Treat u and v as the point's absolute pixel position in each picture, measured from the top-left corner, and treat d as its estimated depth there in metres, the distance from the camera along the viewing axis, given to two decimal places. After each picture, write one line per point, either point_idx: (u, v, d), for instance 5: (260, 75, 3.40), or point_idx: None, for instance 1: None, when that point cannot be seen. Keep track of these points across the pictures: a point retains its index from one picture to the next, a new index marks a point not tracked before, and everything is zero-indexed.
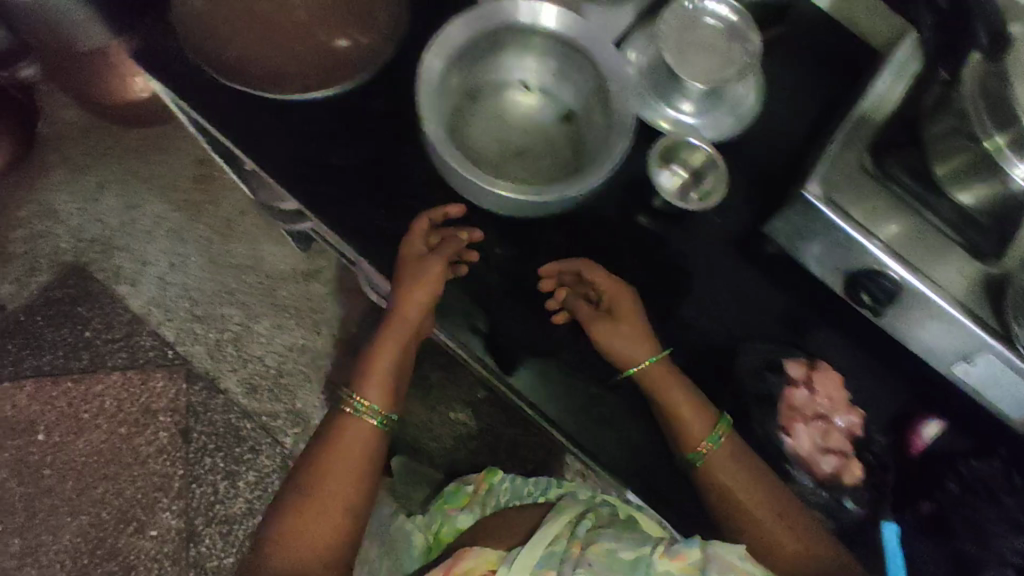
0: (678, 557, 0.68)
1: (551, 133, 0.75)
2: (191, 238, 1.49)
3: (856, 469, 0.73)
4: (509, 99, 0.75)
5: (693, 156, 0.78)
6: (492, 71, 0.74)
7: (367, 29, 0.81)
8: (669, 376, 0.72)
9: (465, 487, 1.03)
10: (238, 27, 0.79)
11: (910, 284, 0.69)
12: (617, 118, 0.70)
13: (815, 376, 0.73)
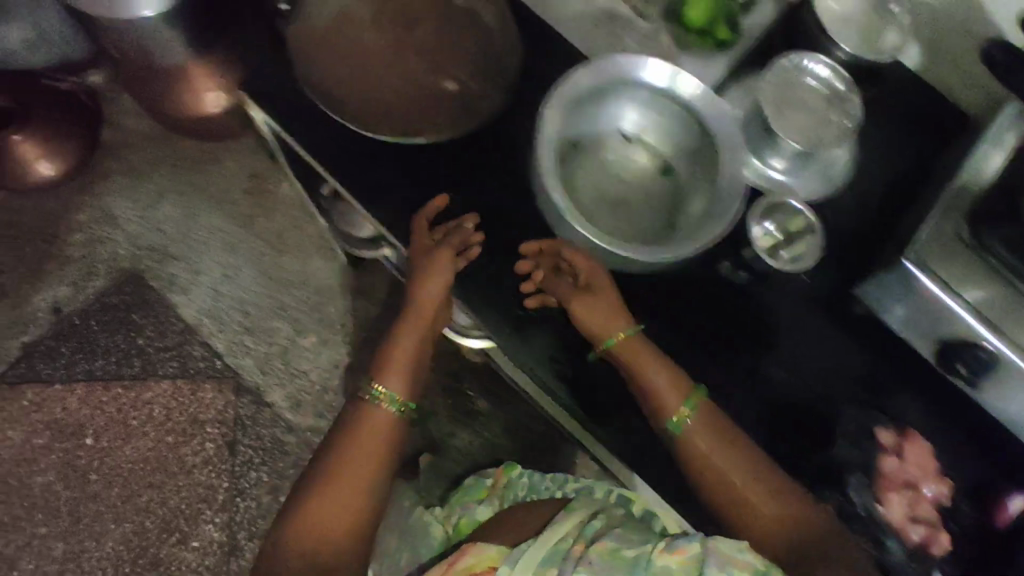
0: (677, 552, 0.67)
1: (652, 186, 0.75)
2: (244, 250, 1.50)
3: (944, 541, 0.71)
4: (610, 151, 0.75)
5: (789, 219, 0.77)
6: (600, 121, 0.74)
7: (477, 77, 0.84)
8: (643, 349, 0.73)
9: (483, 480, 1.03)
10: (360, 70, 0.84)
11: (1008, 356, 0.68)
12: (725, 181, 0.70)
13: (905, 446, 0.73)
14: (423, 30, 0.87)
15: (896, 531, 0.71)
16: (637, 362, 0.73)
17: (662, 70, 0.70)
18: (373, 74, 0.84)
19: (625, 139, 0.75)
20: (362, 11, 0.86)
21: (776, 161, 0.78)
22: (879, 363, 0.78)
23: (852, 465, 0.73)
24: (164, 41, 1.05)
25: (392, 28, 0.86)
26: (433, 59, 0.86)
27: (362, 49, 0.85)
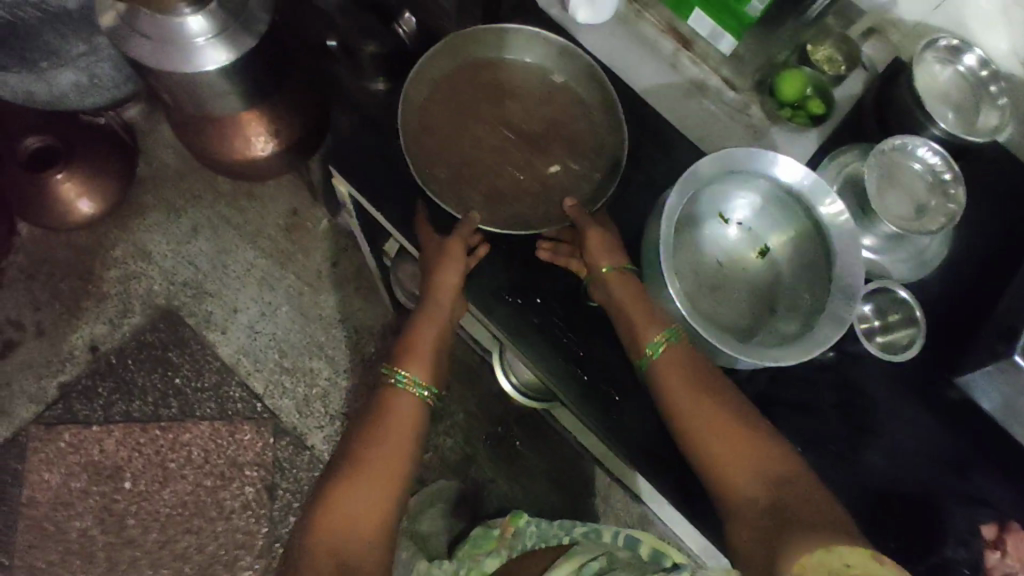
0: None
1: (750, 275, 0.73)
2: (281, 286, 1.45)
3: None
4: (712, 232, 0.73)
5: (890, 303, 0.77)
6: (708, 203, 0.72)
7: (577, 157, 0.82)
8: (635, 291, 0.73)
9: (490, 528, 0.98)
10: (454, 140, 0.82)
11: None
12: (839, 281, 0.67)
13: (1006, 538, 0.70)
14: (520, 105, 0.84)
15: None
16: (618, 290, 0.73)
17: (789, 162, 0.68)
18: (470, 154, 0.82)
19: (728, 221, 0.73)
20: (459, 85, 0.83)
21: (867, 239, 0.76)
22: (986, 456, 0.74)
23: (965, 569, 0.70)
24: (215, 82, 1.02)
25: (489, 103, 0.84)
26: (532, 137, 0.83)
27: (459, 125, 0.82)
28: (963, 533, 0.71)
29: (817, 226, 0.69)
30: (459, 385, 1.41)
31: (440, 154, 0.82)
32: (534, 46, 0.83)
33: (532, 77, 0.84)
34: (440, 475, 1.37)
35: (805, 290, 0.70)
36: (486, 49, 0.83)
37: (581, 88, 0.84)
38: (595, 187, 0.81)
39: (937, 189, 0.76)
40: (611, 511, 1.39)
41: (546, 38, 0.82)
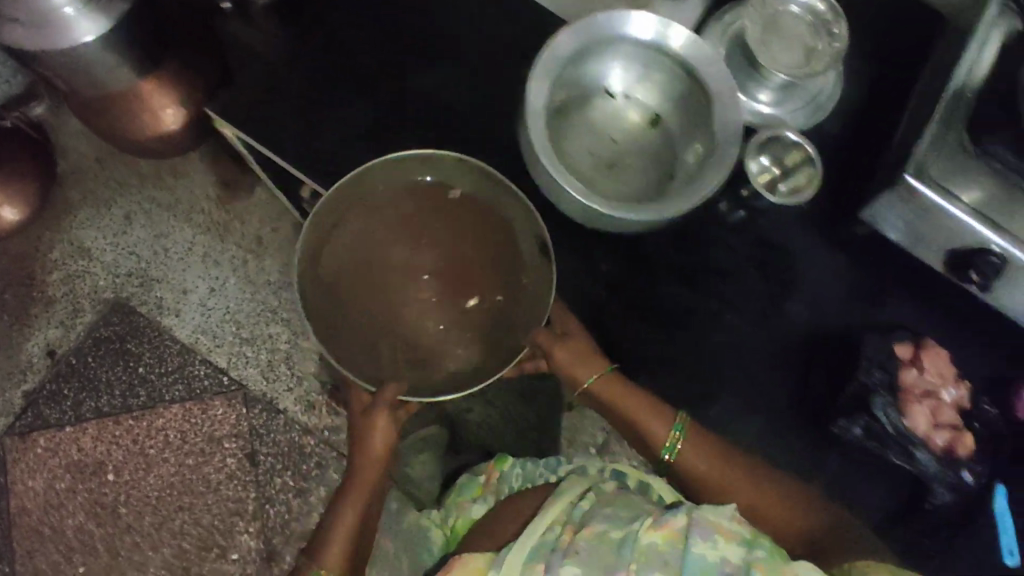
0: (665, 528, 0.82)
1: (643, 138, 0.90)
2: (224, 260, 1.44)
3: (967, 440, 0.91)
4: (601, 116, 0.90)
5: (791, 155, 0.88)
6: (585, 87, 0.88)
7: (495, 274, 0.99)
8: (616, 389, 0.96)
9: (477, 474, 1.13)
10: (390, 289, 0.97)
11: (1003, 246, 0.81)
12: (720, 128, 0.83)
13: (922, 357, 0.90)
14: (431, 227, 0.98)
15: (920, 437, 0.90)
16: (611, 396, 0.96)
17: (641, 17, 0.83)
18: (400, 298, 0.98)
19: (614, 103, 0.89)
20: (376, 219, 0.97)
21: (762, 95, 0.88)
22: None
23: (879, 387, 0.90)
24: (94, 51, 0.99)
25: (399, 230, 0.98)
26: (455, 258, 0.99)
27: (390, 260, 0.97)
28: (877, 357, 0.90)
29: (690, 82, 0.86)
30: None
31: (371, 314, 0.97)
32: (425, 166, 0.96)
33: (436, 200, 0.98)
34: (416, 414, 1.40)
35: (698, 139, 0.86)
36: (386, 173, 0.95)
37: (481, 197, 0.98)
38: (524, 299, 0.98)
39: (819, 31, 0.86)
40: (584, 420, 1.44)
41: (431, 154, 0.94)
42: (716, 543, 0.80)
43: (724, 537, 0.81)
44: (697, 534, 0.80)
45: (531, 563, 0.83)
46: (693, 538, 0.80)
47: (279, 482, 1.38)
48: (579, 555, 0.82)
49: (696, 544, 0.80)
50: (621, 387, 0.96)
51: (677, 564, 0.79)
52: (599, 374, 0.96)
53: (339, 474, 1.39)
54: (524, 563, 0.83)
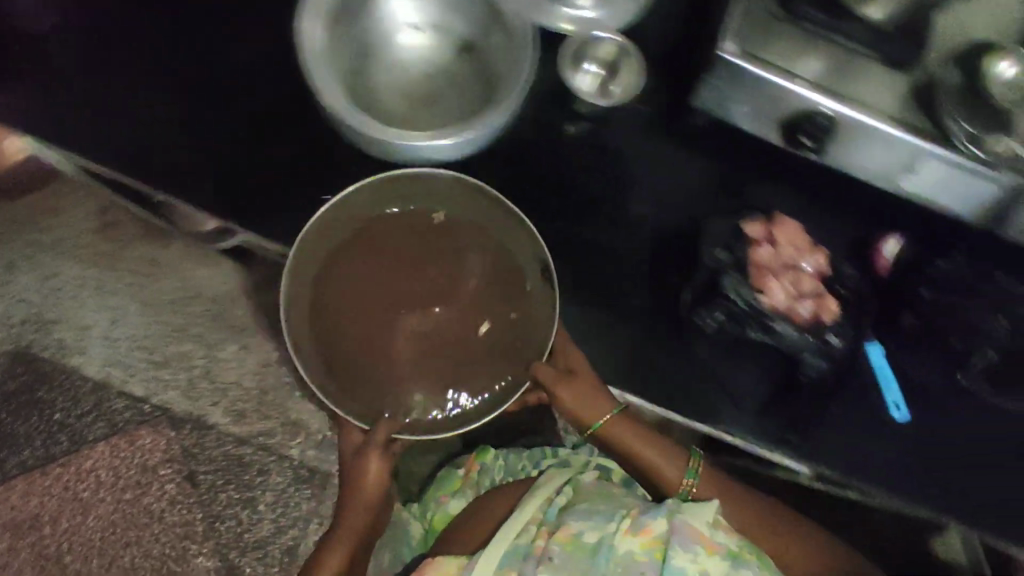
0: (643, 533, 0.78)
1: (451, 66, 0.74)
2: (120, 288, 1.39)
3: (831, 305, 0.73)
4: (396, 43, 0.73)
5: (605, 51, 0.78)
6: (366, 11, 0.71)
7: (509, 296, 0.74)
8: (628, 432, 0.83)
9: (456, 469, 1.08)
10: (375, 338, 0.72)
11: (845, 113, 0.70)
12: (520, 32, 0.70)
13: (775, 232, 0.75)
14: (420, 249, 0.74)
15: (781, 312, 0.71)
16: (624, 442, 0.83)
17: None
18: (399, 348, 0.72)
19: (410, 27, 0.73)
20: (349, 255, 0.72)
21: None
22: (746, 162, 0.80)
23: (727, 270, 0.72)
24: None
25: (376, 263, 0.73)
26: (454, 282, 0.73)
27: (370, 302, 0.72)
28: None
29: None
30: None
31: (362, 369, 0.72)
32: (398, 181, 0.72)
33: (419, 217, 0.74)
34: None
35: (508, 47, 0.71)
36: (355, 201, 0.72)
37: (481, 220, 0.74)
38: (541, 316, 0.73)
39: None
40: None
41: (417, 171, 0.72)
42: (698, 555, 0.75)
43: (707, 549, 0.76)
44: (677, 542, 0.76)
45: (505, 570, 0.81)
46: (674, 548, 0.75)
47: (224, 496, 1.36)
48: (553, 561, 0.78)
49: (676, 555, 0.75)
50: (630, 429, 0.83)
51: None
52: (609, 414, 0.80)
53: (283, 476, 1.37)
54: (497, 567, 0.81)
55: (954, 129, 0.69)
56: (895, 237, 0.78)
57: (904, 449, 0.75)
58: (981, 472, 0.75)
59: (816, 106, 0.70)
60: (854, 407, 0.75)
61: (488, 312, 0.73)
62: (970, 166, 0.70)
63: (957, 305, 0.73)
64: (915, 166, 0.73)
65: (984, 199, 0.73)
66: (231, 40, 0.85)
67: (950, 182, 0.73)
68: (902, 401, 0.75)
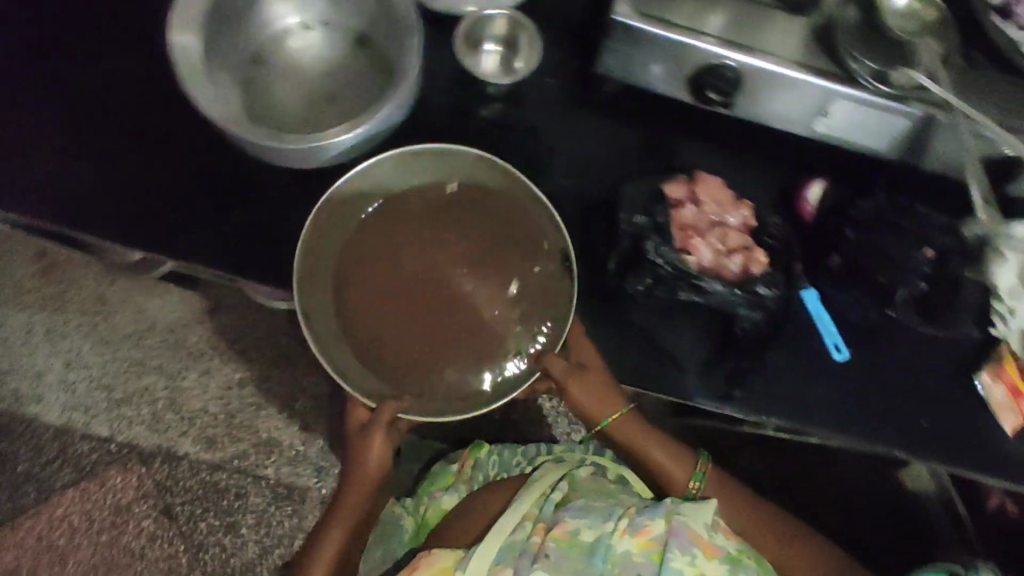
0: (642, 534, 0.76)
1: (348, 61, 0.72)
2: (70, 329, 1.36)
3: (760, 256, 0.74)
4: (285, 42, 0.72)
5: (498, 27, 0.77)
6: (249, 11, 0.70)
7: (525, 259, 0.72)
8: (638, 431, 0.84)
9: (449, 463, 1.00)
10: (391, 321, 0.71)
11: (747, 63, 0.70)
12: (400, 18, 0.68)
13: (696, 191, 0.75)
14: (431, 228, 0.73)
15: (710, 271, 0.73)
16: (631, 440, 0.84)
17: None
18: (418, 327, 0.71)
19: (299, 24, 0.72)
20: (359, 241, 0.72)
21: None
22: (664, 125, 0.80)
23: (649, 235, 0.72)
24: None
25: (387, 245, 0.72)
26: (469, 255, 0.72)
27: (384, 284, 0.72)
28: None
29: None
30: (291, 322, 1.33)
31: (383, 345, 0.71)
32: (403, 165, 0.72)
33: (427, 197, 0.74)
34: (320, 416, 1.33)
35: (397, 36, 0.69)
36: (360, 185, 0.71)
37: (509, 203, 0.73)
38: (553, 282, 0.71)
39: None
40: None
41: (443, 148, 0.71)
42: (695, 557, 0.73)
43: (704, 552, 0.74)
44: (676, 544, 0.74)
45: (499, 566, 0.77)
46: (672, 549, 0.73)
47: (204, 525, 1.32)
48: (550, 559, 0.76)
49: (674, 556, 0.73)
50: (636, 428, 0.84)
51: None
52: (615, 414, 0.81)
53: (261, 497, 1.33)
54: (492, 563, 0.77)
55: (856, 67, 0.68)
56: (818, 180, 0.77)
57: (846, 389, 0.76)
58: (925, 403, 0.77)
59: (717, 59, 0.70)
60: (797, 353, 0.75)
61: (505, 282, 0.72)
62: (876, 102, 0.70)
63: (882, 242, 0.73)
64: (825, 108, 0.73)
65: (895, 132, 0.73)
66: (107, 47, 0.77)
67: (862, 120, 0.73)
68: (842, 342, 0.76)
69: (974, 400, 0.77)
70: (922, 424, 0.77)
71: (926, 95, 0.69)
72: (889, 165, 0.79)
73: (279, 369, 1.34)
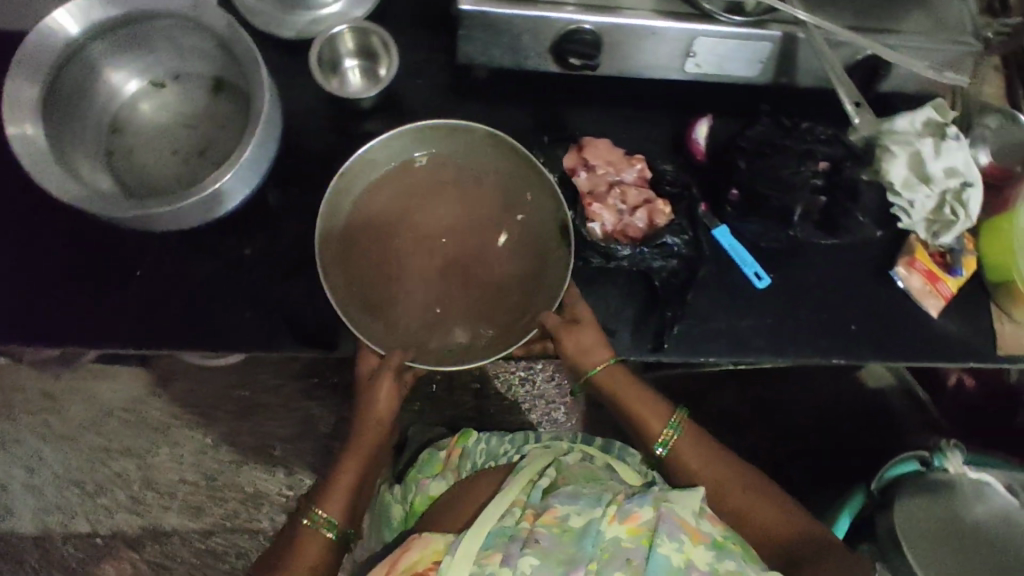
0: (631, 519, 0.63)
1: (211, 109, 0.72)
2: (22, 433, 1.28)
3: (663, 208, 0.74)
4: (141, 104, 0.71)
5: (347, 41, 0.75)
6: (94, 83, 0.68)
7: (527, 212, 0.73)
8: (620, 374, 0.73)
9: (436, 451, 0.89)
10: (405, 293, 0.71)
11: (605, 23, 0.70)
12: (243, 55, 0.66)
13: (587, 156, 0.76)
14: (436, 199, 0.72)
15: (615, 234, 0.74)
16: (616, 390, 0.73)
17: None
18: (432, 294, 0.71)
19: (150, 83, 0.71)
20: (366, 220, 0.71)
21: None
22: (548, 97, 0.80)
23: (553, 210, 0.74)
24: None
25: (396, 221, 0.72)
26: (478, 220, 0.72)
27: (396, 257, 0.71)
28: None
29: (195, 25, 0.67)
30: (250, 370, 1.27)
31: (397, 315, 0.70)
32: (405, 141, 0.71)
33: (429, 169, 0.73)
34: (303, 456, 1.28)
35: (246, 75, 0.68)
36: (365, 167, 0.70)
37: (515, 181, 0.73)
38: (552, 232, 0.72)
39: None
40: None
41: (454, 125, 0.70)
42: (684, 543, 0.61)
43: (692, 537, 0.62)
44: (664, 530, 0.61)
45: (487, 552, 0.63)
46: (660, 535, 0.61)
47: None
48: (541, 544, 0.62)
49: (663, 542, 0.60)
50: (625, 380, 0.74)
51: (641, 566, 0.60)
52: (603, 362, 0.72)
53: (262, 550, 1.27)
54: (479, 551, 0.63)
55: (709, 6, 0.70)
56: (704, 120, 0.79)
57: (771, 314, 0.78)
58: (855, 306, 0.80)
59: (572, 25, 0.70)
60: (721, 289, 0.77)
61: (515, 239, 0.72)
62: (732, 35, 0.71)
63: (775, 164, 0.75)
64: (691, 48, 0.73)
65: (760, 59, 0.74)
66: None
67: (728, 53, 0.74)
68: (761, 270, 0.78)
69: (896, 293, 0.80)
70: (854, 328, 0.79)
71: (779, 16, 0.71)
72: (770, 90, 0.81)
73: (249, 420, 1.28)
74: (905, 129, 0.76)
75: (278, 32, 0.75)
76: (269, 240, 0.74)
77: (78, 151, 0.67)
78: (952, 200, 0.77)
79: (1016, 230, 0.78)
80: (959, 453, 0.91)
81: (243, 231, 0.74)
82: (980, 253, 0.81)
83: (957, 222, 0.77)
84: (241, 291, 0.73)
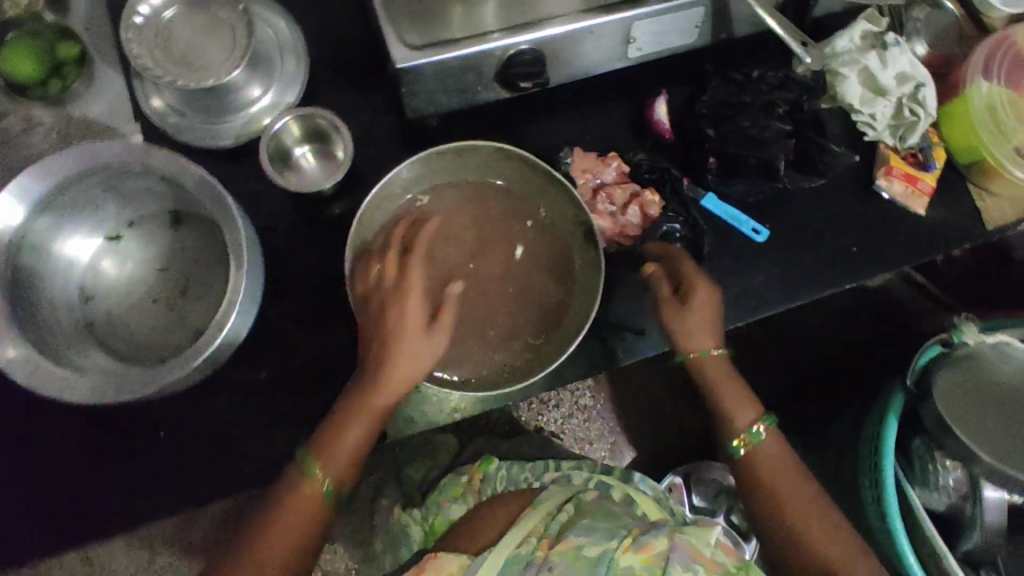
0: (644, 549, 0.60)
1: (177, 243, 0.68)
2: None
3: (652, 198, 0.75)
4: (103, 264, 0.67)
5: (292, 131, 0.73)
6: (50, 261, 0.64)
7: (540, 221, 0.72)
8: (717, 367, 0.71)
9: (456, 473, 0.79)
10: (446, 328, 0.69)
11: (539, 37, 0.68)
12: (193, 185, 0.62)
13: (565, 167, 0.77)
14: (452, 225, 0.71)
15: (615, 237, 0.76)
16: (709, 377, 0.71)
17: None
18: (472, 320, 0.69)
19: (105, 240, 0.67)
20: None
21: None
22: (502, 124, 0.79)
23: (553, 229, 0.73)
24: None
25: None
26: (496, 238, 0.71)
27: None
28: None
29: (133, 169, 0.63)
30: None
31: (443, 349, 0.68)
32: (410, 176, 0.70)
33: (438, 200, 0.71)
34: None
35: (203, 203, 0.64)
36: (375, 211, 0.69)
37: (523, 191, 0.72)
38: (565, 229, 0.72)
39: None
40: None
41: (460, 147, 0.69)
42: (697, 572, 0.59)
43: (705, 567, 0.60)
44: (678, 559, 0.59)
45: None
46: (674, 564, 0.58)
47: None
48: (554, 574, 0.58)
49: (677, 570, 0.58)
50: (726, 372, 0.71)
51: None
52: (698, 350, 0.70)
53: None
54: None
55: None
56: (660, 99, 0.79)
57: (776, 263, 0.79)
58: (851, 229, 0.81)
59: (510, 49, 0.68)
60: (726, 255, 0.78)
61: (537, 246, 0.72)
62: (664, 10, 0.70)
63: (741, 122, 0.75)
64: (629, 35, 0.72)
65: (696, 24, 0.73)
66: None
67: (664, 29, 0.73)
68: (757, 224, 0.79)
69: (883, 205, 0.83)
70: (855, 250, 0.81)
71: None
72: (711, 50, 0.81)
73: None
74: (846, 48, 0.77)
75: (215, 143, 0.71)
76: (280, 355, 0.71)
77: (59, 338, 0.63)
78: (909, 102, 0.78)
79: (973, 111, 0.80)
80: (974, 324, 0.93)
81: (251, 356, 0.71)
82: (945, 143, 0.84)
83: (919, 121, 0.79)
84: (270, 414, 0.71)
